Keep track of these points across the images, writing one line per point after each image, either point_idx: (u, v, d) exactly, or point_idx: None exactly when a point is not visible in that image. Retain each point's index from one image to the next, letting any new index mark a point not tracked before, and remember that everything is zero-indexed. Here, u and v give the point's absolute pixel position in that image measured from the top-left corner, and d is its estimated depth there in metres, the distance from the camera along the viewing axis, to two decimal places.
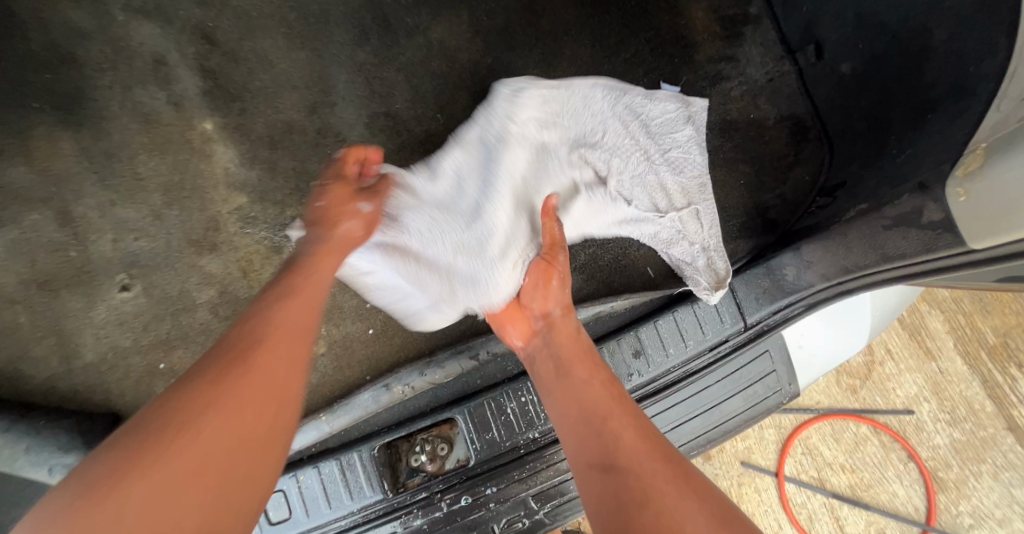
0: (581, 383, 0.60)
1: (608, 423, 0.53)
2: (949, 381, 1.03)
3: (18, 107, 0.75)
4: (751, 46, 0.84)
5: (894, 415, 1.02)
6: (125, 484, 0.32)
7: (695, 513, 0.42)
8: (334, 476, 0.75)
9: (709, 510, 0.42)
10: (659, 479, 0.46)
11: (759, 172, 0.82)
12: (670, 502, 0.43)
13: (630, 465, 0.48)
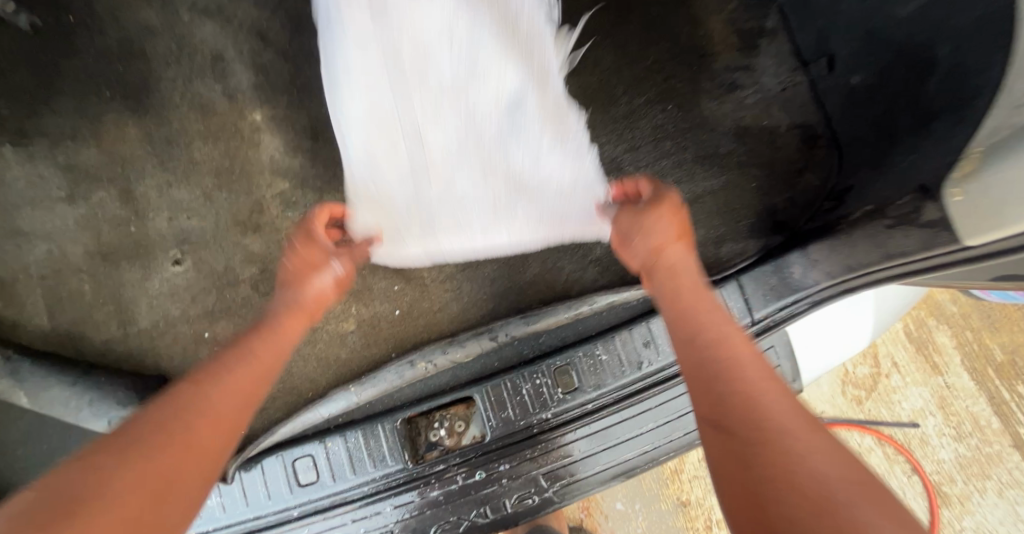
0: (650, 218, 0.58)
1: (700, 305, 0.51)
2: (956, 396, 1.05)
3: (92, 94, 0.83)
4: (764, 58, 0.88)
5: (898, 427, 1.05)
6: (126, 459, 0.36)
7: (773, 388, 0.40)
8: (359, 444, 0.80)
9: (777, 382, 0.41)
10: (732, 335, 0.47)
11: (770, 177, 0.85)
12: (747, 362, 0.43)
13: (724, 327, 0.48)
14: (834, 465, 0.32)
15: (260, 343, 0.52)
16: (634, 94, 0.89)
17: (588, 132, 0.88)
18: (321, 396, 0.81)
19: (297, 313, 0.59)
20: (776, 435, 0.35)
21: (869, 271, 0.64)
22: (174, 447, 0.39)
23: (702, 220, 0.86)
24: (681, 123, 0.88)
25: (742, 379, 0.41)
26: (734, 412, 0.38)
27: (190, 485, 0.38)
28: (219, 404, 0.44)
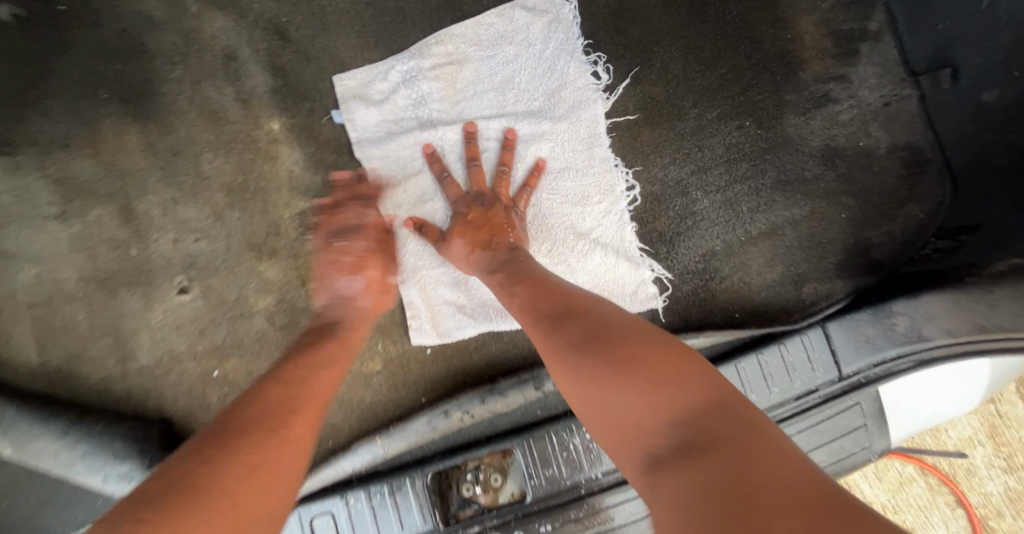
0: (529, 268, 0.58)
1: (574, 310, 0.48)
2: (1009, 424, 0.81)
3: (86, 96, 0.72)
4: (866, 65, 0.77)
5: (944, 456, 0.81)
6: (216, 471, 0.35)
7: (673, 381, 0.37)
8: (385, 502, 0.70)
9: (684, 368, 0.38)
10: (636, 339, 0.42)
11: (863, 207, 0.74)
12: (656, 358, 0.39)
13: (622, 327, 0.44)
14: (748, 439, 0.31)
15: (329, 363, 0.52)
16: (705, 107, 0.77)
17: (650, 150, 0.76)
18: (344, 445, 0.72)
19: (331, 321, 0.60)
20: (691, 420, 0.34)
21: (1006, 336, 0.56)
22: (270, 442, 0.39)
23: (780, 255, 0.75)
24: (761, 142, 0.76)
25: (653, 376, 0.38)
26: (646, 432, 0.35)
27: (279, 482, 0.37)
28: (309, 411, 0.44)
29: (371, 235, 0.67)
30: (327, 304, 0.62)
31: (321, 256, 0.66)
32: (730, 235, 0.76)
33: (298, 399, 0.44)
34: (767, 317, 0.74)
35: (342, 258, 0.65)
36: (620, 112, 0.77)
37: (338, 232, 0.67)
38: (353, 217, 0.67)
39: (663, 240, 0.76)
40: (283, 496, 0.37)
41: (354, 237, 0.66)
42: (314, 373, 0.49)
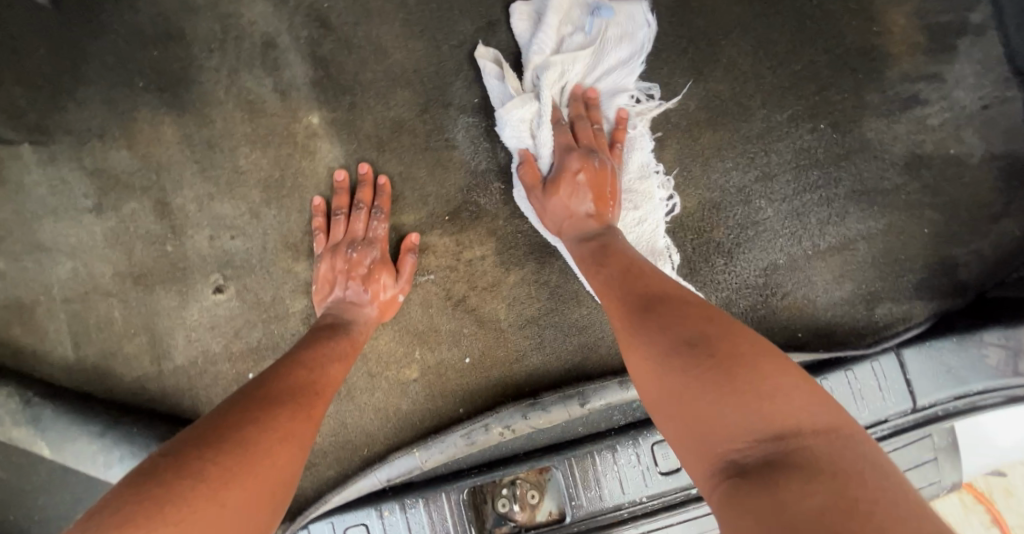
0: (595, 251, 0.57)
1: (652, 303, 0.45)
2: None
3: (123, 85, 0.69)
4: (963, 63, 0.69)
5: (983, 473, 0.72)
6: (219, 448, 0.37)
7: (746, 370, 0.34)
8: (419, 516, 0.69)
9: (789, 370, 0.35)
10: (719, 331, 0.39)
11: (949, 221, 0.68)
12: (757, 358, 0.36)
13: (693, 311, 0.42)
14: (855, 463, 0.28)
15: (319, 378, 0.52)
16: (776, 107, 0.70)
17: (711, 154, 0.70)
18: (379, 456, 0.70)
19: (332, 326, 0.61)
20: (790, 426, 0.30)
21: None
22: (253, 448, 0.38)
23: (850, 271, 0.69)
24: (835, 147, 0.69)
25: (738, 363, 0.35)
26: (721, 431, 0.32)
27: (275, 476, 0.39)
28: (297, 427, 0.44)
29: (359, 246, 0.68)
30: (327, 309, 0.66)
31: (322, 264, 0.68)
32: (795, 248, 0.70)
33: (286, 414, 0.44)
34: (834, 338, 0.68)
35: (338, 269, 0.67)
36: (681, 111, 0.70)
37: (338, 244, 0.68)
38: (350, 229, 0.68)
39: (722, 249, 0.70)
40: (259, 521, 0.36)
41: (350, 247, 0.68)
42: (310, 388, 0.49)
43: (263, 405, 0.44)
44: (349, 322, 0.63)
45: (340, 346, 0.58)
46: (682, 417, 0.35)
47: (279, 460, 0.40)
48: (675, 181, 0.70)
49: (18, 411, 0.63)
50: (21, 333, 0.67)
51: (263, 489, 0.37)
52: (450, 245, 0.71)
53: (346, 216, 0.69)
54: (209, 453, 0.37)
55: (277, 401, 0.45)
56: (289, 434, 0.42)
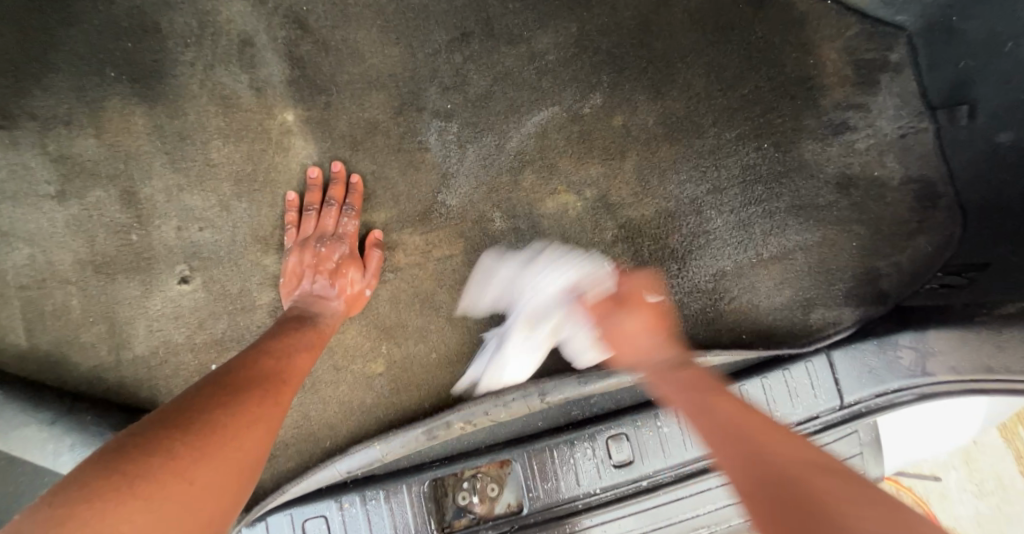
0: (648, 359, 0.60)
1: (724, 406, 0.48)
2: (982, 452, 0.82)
3: (94, 73, 0.69)
4: (886, 96, 0.77)
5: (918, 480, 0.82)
6: (186, 429, 0.39)
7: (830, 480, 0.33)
8: (379, 507, 0.70)
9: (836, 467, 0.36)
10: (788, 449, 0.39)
11: (874, 236, 0.75)
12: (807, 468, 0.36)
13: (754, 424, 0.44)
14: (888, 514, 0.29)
15: (286, 366, 0.53)
16: (724, 127, 0.76)
17: (666, 167, 0.76)
18: (341, 449, 0.70)
19: (301, 317, 0.63)
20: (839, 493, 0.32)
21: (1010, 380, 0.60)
22: (226, 428, 0.41)
23: (789, 279, 0.75)
24: (777, 165, 0.76)
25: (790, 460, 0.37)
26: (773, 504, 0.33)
27: (243, 457, 0.40)
28: (265, 413, 0.46)
29: (330, 243, 0.70)
30: (294, 301, 0.67)
31: (292, 259, 0.69)
32: (741, 256, 0.76)
33: (253, 401, 0.45)
34: (774, 339, 0.74)
35: (308, 264, 0.69)
36: (639, 126, 0.76)
37: (309, 239, 0.70)
38: (322, 224, 0.70)
39: (675, 256, 0.76)
40: (230, 494, 0.38)
41: (322, 243, 0.69)
42: (278, 374, 0.51)
43: (233, 390, 0.45)
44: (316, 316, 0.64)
45: (309, 338, 0.60)
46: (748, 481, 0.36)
47: (250, 438, 0.42)
48: (633, 191, 0.76)
49: None
50: None
51: (233, 472, 0.39)
52: (419, 244, 0.74)
53: (320, 213, 0.71)
54: (184, 435, 0.38)
55: (246, 387, 0.47)
56: (257, 417, 0.44)
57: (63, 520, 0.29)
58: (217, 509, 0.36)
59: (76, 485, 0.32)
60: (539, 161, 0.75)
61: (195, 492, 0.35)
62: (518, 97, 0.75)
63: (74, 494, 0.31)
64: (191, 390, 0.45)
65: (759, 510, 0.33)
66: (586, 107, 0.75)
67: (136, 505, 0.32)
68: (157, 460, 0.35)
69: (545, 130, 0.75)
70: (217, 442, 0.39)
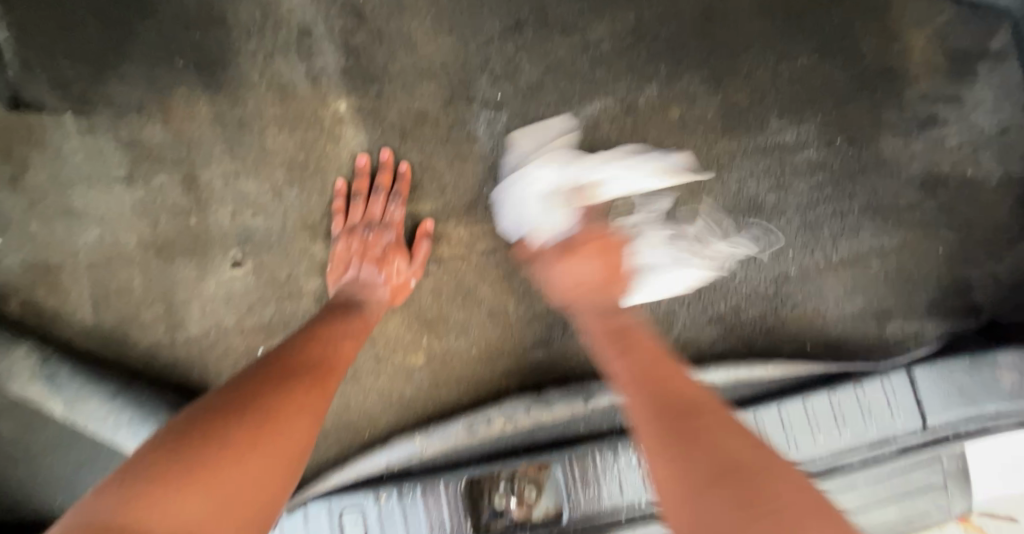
0: (596, 299, 0.60)
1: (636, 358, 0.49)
2: None
3: (164, 63, 0.72)
4: (981, 88, 0.70)
5: None
6: (234, 415, 0.39)
7: (735, 443, 0.35)
8: (412, 503, 0.66)
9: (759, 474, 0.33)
10: (711, 412, 0.40)
11: (964, 242, 0.68)
12: (718, 429, 0.37)
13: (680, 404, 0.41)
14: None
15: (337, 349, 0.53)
16: (793, 120, 0.71)
17: (725, 162, 0.71)
18: (382, 440, 0.70)
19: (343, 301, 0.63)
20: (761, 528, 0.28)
21: None
22: (273, 415, 0.40)
23: (863, 286, 0.69)
24: (852, 162, 0.70)
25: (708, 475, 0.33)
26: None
27: (291, 445, 0.40)
28: (312, 398, 0.45)
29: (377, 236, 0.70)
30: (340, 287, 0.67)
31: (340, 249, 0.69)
32: (808, 259, 0.70)
33: (301, 387, 0.45)
34: (841, 352, 0.68)
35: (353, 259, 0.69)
36: (698, 118, 0.72)
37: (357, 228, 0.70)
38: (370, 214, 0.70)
39: (733, 258, 0.70)
40: (279, 478, 0.37)
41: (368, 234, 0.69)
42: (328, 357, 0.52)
43: (282, 373, 0.46)
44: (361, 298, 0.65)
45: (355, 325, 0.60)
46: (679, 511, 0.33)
47: (301, 418, 0.42)
48: (690, 186, 0.71)
49: (35, 367, 0.62)
50: (44, 296, 0.68)
51: (282, 457, 0.38)
52: (463, 237, 0.73)
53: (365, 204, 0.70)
54: (233, 420, 0.38)
55: (297, 370, 0.47)
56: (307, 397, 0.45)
57: (126, 505, 0.29)
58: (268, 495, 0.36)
59: (132, 474, 0.32)
60: (591, 153, 0.72)
61: (243, 479, 0.35)
62: (571, 87, 0.72)
63: (125, 484, 0.31)
64: (242, 377, 0.45)
65: None
66: (642, 98, 0.72)
67: (190, 492, 0.31)
68: (206, 447, 0.35)
69: (598, 121, 0.72)
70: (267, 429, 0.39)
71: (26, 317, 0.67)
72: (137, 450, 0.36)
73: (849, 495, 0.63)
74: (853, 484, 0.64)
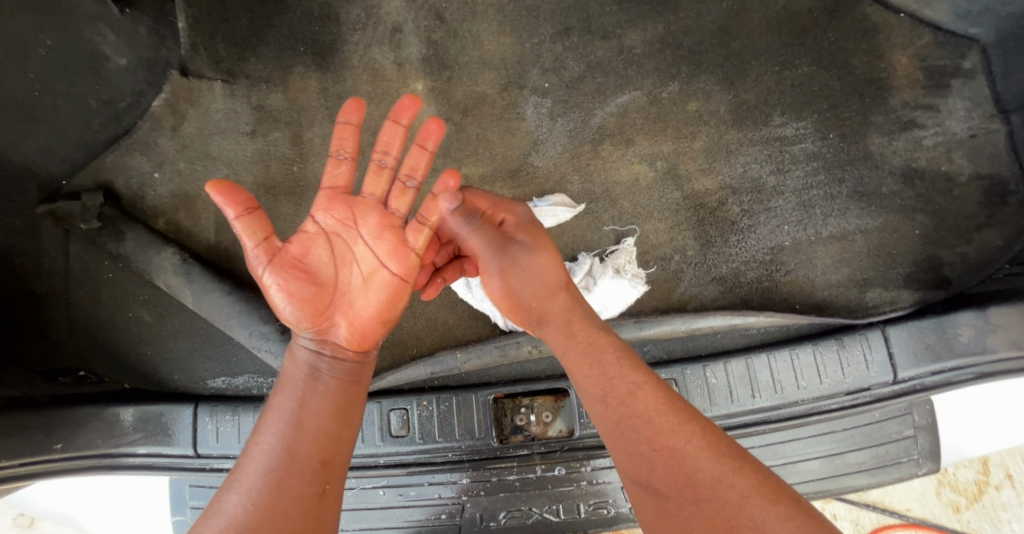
0: (538, 261, 0.65)
1: (608, 362, 0.58)
2: (989, 477, 1.03)
3: (289, 48, 0.93)
4: (957, 99, 0.82)
5: (946, 514, 1.02)
6: (296, 425, 0.53)
7: (700, 447, 0.49)
8: (451, 410, 0.82)
9: (704, 441, 0.50)
10: (668, 427, 0.51)
11: (938, 227, 0.79)
12: (657, 416, 0.52)
13: (634, 393, 0.55)
14: (733, 499, 0.44)
15: (333, 373, 0.60)
16: (792, 119, 0.85)
17: (733, 148, 0.85)
18: (424, 355, 0.83)
19: (318, 297, 0.59)
20: (710, 480, 0.46)
21: None
22: (317, 420, 0.55)
23: (847, 259, 0.80)
24: (842, 154, 0.83)
25: (663, 444, 0.50)
26: (668, 482, 0.47)
27: (337, 431, 0.56)
28: (347, 385, 0.60)
29: (384, 219, 0.64)
30: (324, 224, 0.61)
31: (276, 269, 0.57)
32: (801, 233, 0.82)
33: (336, 382, 0.59)
34: (829, 311, 0.78)
35: (321, 255, 0.60)
36: (711, 112, 0.86)
37: (342, 211, 0.62)
38: (377, 191, 0.64)
39: (733, 229, 0.83)
40: (334, 451, 0.54)
41: (370, 217, 0.63)
42: (328, 384, 0.58)
43: (298, 416, 0.54)
44: (349, 309, 0.61)
45: (343, 348, 0.62)
46: (644, 463, 0.50)
47: (330, 470, 0.52)
48: (701, 166, 0.85)
49: (176, 264, 0.80)
50: (183, 217, 0.87)
51: (333, 444, 0.54)
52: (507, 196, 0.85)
53: (372, 175, 0.64)
54: (294, 435, 0.52)
55: (311, 413, 0.55)
56: (332, 441, 0.54)
57: (264, 515, 0.45)
58: (332, 470, 0.52)
59: (255, 493, 0.46)
60: (619, 135, 0.87)
61: (312, 471, 0.50)
62: (606, 81, 0.88)
63: (253, 502, 0.46)
64: (287, 386, 0.57)
65: (671, 510, 0.46)
66: (665, 93, 0.87)
67: (295, 505, 0.47)
68: (287, 460, 0.50)
69: (626, 110, 0.87)
70: (314, 432, 0.53)
71: (169, 232, 0.86)
72: (237, 491, 0.47)
73: (814, 437, 0.75)
74: (831, 428, 0.75)
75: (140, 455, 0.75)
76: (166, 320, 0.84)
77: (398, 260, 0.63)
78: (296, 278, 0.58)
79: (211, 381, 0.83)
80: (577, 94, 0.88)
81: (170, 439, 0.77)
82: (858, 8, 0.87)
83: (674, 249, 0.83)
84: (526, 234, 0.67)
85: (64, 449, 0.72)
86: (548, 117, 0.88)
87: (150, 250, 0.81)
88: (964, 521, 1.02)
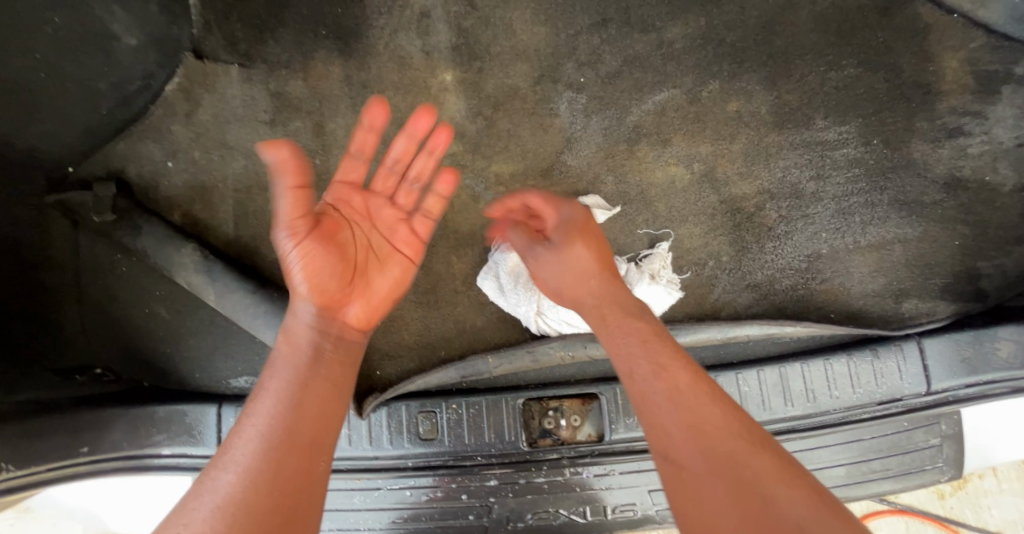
0: (573, 256, 0.66)
1: (640, 342, 0.56)
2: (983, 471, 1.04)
3: (310, 31, 0.88)
4: (1005, 106, 0.80)
5: (939, 505, 1.04)
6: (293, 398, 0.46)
7: (737, 433, 0.46)
8: (480, 413, 0.82)
9: (742, 425, 0.47)
10: (705, 409, 0.49)
11: (979, 238, 0.78)
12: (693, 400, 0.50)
13: (670, 376, 0.52)
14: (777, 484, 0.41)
15: (335, 351, 0.53)
16: (835, 122, 0.83)
17: (772, 152, 0.83)
18: (454, 358, 0.82)
19: (342, 274, 0.55)
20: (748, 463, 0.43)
21: None
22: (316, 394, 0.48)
23: (884, 268, 0.79)
24: (884, 160, 0.81)
25: (699, 425, 0.47)
26: (703, 462, 0.44)
27: (334, 410, 0.49)
28: (347, 366, 0.54)
29: (395, 212, 0.63)
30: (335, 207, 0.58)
31: (309, 244, 0.52)
32: (839, 241, 0.80)
33: (336, 359, 0.53)
34: (864, 322, 0.78)
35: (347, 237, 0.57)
36: (752, 113, 0.83)
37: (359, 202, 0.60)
38: (385, 189, 0.64)
39: (768, 236, 0.81)
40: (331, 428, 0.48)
41: (383, 210, 0.62)
42: (330, 361, 0.52)
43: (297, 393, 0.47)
44: (366, 291, 0.58)
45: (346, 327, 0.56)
46: (675, 441, 0.47)
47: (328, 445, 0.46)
48: (739, 170, 0.83)
49: (198, 261, 0.77)
50: (200, 209, 0.84)
51: (330, 423, 0.48)
52: None
53: (379, 176, 0.64)
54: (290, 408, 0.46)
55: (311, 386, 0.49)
56: (329, 418, 0.48)
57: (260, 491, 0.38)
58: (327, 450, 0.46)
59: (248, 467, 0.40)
60: (656, 134, 0.84)
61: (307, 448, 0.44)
62: (644, 77, 0.85)
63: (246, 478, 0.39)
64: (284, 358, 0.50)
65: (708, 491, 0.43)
66: (705, 91, 0.84)
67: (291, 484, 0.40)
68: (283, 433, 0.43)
69: (664, 108, 0.84)
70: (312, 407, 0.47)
71: (186, 225, 0.83)
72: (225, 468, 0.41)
73: (844, 446, 0.75)
74: (860, 436, 0.75)
75: (165, 456, 0.74)
76: (186, 317, 0.82)
77: (409, 248, 0.63)
78: (324, 254, 0.53)
79: (235, 380, 0.81)
80: (613, 89, 0.85)
81: (195, 439, 0.75)
82: (909, 7, 0.84)
83: (708, 255, 0.81)
84: (561, 232, 0.68)
85: (91, 452, 0.70)
86: (583, 112, 0.85)
87: (168, 245, 0.77)
88: (948, 507, 1.04)
